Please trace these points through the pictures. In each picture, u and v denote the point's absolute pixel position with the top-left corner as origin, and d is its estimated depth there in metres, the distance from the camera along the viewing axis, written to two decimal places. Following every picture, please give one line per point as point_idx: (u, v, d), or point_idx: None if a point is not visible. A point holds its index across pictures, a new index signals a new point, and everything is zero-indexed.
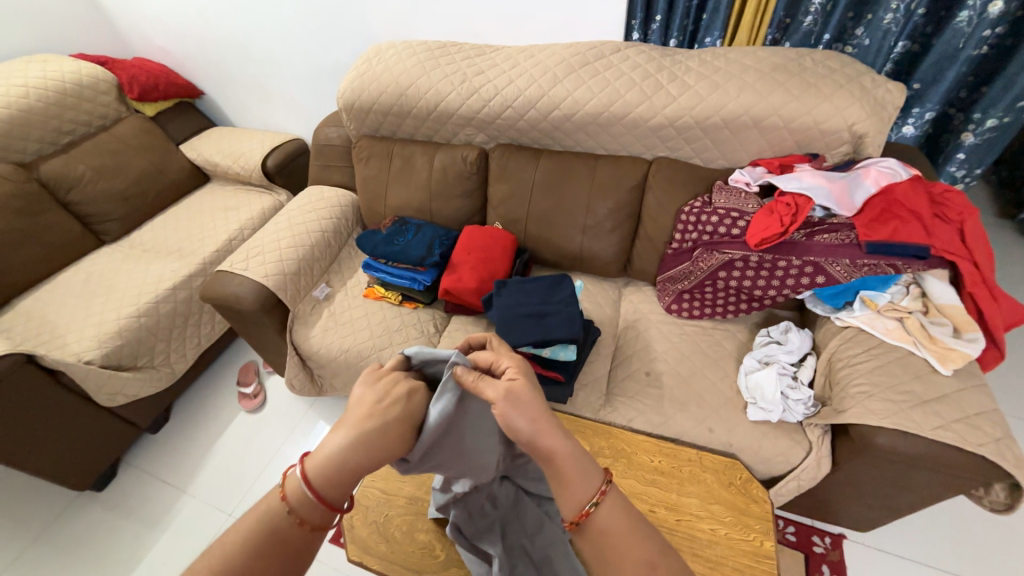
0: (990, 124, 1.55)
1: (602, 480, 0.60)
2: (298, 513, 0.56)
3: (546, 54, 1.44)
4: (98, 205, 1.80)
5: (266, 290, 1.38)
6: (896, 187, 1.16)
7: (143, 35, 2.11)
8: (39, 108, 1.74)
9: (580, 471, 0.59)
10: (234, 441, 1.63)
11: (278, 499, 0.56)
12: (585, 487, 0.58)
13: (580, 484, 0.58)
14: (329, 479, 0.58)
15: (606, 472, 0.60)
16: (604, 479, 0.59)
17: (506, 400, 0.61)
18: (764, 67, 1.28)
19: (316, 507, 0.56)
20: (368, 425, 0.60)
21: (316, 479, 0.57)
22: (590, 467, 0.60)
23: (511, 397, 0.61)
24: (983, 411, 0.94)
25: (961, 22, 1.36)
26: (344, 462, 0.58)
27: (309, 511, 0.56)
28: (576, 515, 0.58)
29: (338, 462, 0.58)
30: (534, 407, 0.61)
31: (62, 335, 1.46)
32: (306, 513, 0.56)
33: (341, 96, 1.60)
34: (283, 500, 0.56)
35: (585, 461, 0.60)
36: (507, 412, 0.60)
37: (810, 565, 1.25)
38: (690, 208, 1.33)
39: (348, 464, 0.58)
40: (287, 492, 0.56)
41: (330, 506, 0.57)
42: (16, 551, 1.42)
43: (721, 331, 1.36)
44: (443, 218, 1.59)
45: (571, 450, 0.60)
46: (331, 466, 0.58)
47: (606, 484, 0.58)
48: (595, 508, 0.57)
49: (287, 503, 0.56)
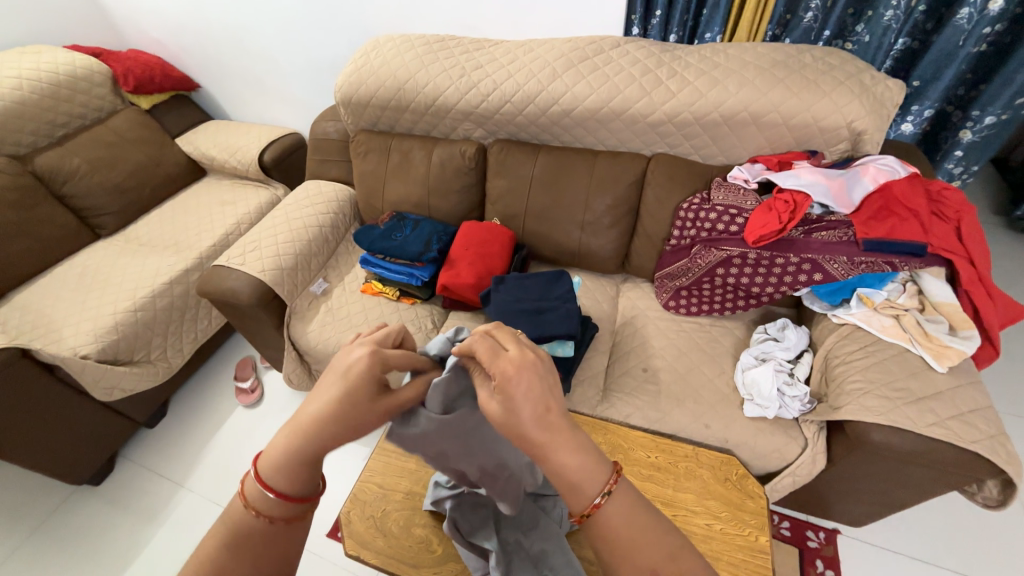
0: (988, 122, 1.55)
1: (600, 491, 0.53)
2: (257, 508, 0.55)
3: (545, 48, 1.43)
4: (94, 198, 1.79)
5: (263, 285, 1.37)
6: (894, 185, 1.16)
7: (138, 26, 2.09)
8: (34, 100, 1.73)
9: (580, 469, 0.53)
10: (232, 435, 1.64)
11: (247, 513, 0.55)
12: (579, 498, 0.53)
13: (584, 481, 0.53)
14: (285, 473, 0.56)
15: (609, 482, 0.53)
16: (602, 492, 0.52)
17: (503, 403, 0.54)
18: (764, 64, 1.27)
19: (281, 504, 0.55)
20: (314, 412, 0.57)
21: (271, 481, 0.55)
22: (593, 459, 0.54)
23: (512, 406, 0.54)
24: (978, 409, 0.95)
25: (961, 19, 1.36)
26: (297, 454, 0.56)
27: (281, 509, 0.55)
28: (583, 511, 0.53)
29: (288, 449, 0.56)
30: (541, 408, 0.53)
31: (60, 329, 1.46)
32: (275, 511, 0.55)
33: (339, 90, 1.59)
34: (252, 512, 0.55)
35: (590, 453, 0.54)
36: (506, 417, 0.54)
37: (804, 560, 1.26)
38: (688, 204, 1.33)
39: (296, 453, 0.56)
40: (249, 500, 0.55)
41: (295, 498, 0.56)
42: (14, 545, 1.42)
43: (719, 327, 1.36)
44: (440, 214, 1.59)
45: (576, 458, 0.53)
46: (286, 451, 0.56)
47: (600, 500, 0.52)
48: (589, 517, 0.53)
49: (257, 515, 0.55)
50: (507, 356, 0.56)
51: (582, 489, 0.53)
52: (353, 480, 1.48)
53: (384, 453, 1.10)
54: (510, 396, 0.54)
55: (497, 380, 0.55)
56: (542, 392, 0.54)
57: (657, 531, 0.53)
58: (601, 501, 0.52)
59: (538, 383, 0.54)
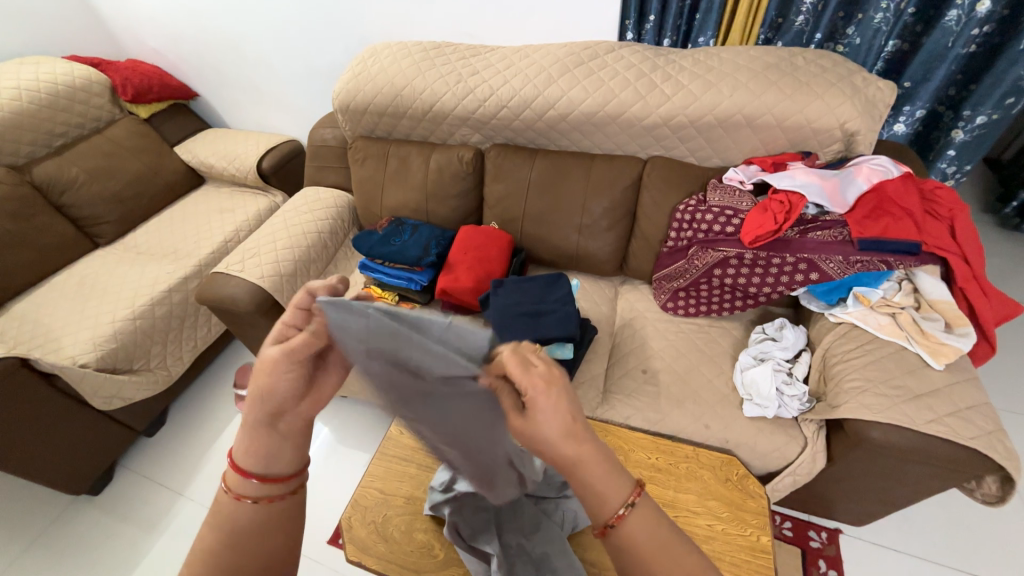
0: (980, 121, 1.57)
1: (624, 502, 0.53)
2: (233, 489, 0.57)
3: (541, 53, 1.44)
4: (92, 208, 1.79)
5: (262, 291, 1.38)
6: (888, 184, 1.17)
7: (136, 36, 2.10)
8: (32, 111, 1.73)
9: (601, 481, 0.54)
10: (232, 443, 1.63)
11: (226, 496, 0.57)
12: (604, 508, 0.53)
13: (608, 492, 0.53)
14: (248, 450, 0.57)
15: (633, 495, 0.53)
16: (626, 502, 0.53)
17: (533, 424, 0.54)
18: (756, 67, 1.29)
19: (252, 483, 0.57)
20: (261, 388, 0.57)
21: (244, 462, 0.57)
22: (617, 472, 0.55)
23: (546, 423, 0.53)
24: (975, 405, 0.95)
25: (950, 21, 1.38)
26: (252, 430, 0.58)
27: (248, 487, 0.57)
28: (604, 524, 0.53)
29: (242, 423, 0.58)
30: (566, 422, 0.54)
31: (58, 338, 1.46)
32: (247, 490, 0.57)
33: (336, 96, 1.60)
34: (230, 494, 0.57)
35: (613, 468, 0.55)
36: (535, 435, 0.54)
37: (806, 560, 1.26)
38: (685, 206, 1.34)
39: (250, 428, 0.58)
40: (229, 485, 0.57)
41: (268, 474, 0.57)
42: (11, 556, 1.41)
43: (717, 328, 1.37)
44: (438, 218, 1.60)
45: (599, 469, 0.54)
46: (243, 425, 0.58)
47: (625, 509, 0.52)
48: (614, 529, 0.53)
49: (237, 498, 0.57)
50: (535, 372, 0.55)
51: (606, 501, 0.53)
52: (354, 486, 1.48)
53: (384, 458, 1.10)
54: (539, 412, 0.53)
55: (524, 394, 0.55)
56: (567, 409, 0.54)
57: (657, 529, 0.54)
58: (625, 512, 0.52)
59: (565, 400, 0.54)
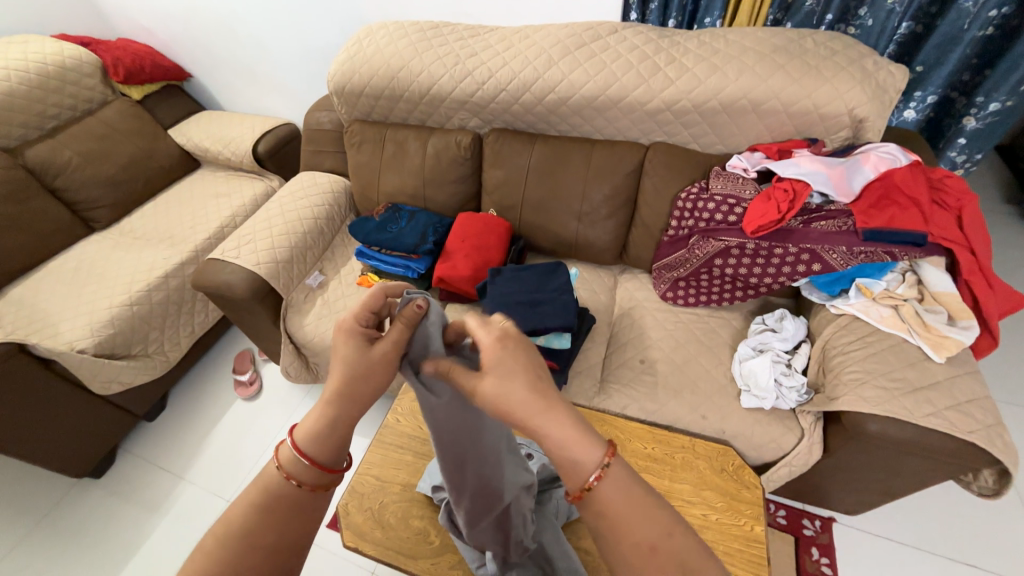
0: (993, 108, 1.53)
1: (601, 460, 0.50)
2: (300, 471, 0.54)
3: (541, 34, 1.40)
4: (87, 191, 1.77)
5: (258, 277, 1.37)
6: (895, 172, 1.14)
7: (126, 14, 2.05)
8: (23, 91, 1.70)
9: (575, 445, 0.51)
10: (232, 427, 1.65)
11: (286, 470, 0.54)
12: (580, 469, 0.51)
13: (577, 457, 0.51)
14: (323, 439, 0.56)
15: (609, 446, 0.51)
16: (604, 457, 0.50)
17: (497, 379, 0.54)
18: (764, 49, 1.24)
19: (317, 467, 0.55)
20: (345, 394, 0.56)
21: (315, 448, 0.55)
22: (588, 433, 0.52)
23: (506, 368, 0.54)
24: (975, 398, 0.95)
25: (967, 2, 1.33)
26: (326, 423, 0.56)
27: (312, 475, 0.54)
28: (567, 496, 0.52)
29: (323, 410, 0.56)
30: (528, 371, 0.55)
31: (55, 323, 1.45)
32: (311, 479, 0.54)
33: (331, 78, 1.56)
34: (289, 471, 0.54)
35: (583, 426, 0.52)
36: (499, 393, 0.53)
37: (799, 547, 1.28)
38: (687, 193, 1.31)
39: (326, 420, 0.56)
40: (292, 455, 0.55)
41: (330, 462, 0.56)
42: (18, 536, 1.44)
43: (717, 318, 1.35)
44: (436, 205, 1.57)
45: (570, 421, 0.52)
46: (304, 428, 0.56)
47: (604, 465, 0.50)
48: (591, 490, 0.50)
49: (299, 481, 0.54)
50: (493, 326, 0.58)
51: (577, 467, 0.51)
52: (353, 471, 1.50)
53: (380, 446, 1.10)
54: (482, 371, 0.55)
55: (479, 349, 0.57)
56: (524, 359, 0.56)
57: None
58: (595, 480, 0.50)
59: (522, 350, 0.56)
